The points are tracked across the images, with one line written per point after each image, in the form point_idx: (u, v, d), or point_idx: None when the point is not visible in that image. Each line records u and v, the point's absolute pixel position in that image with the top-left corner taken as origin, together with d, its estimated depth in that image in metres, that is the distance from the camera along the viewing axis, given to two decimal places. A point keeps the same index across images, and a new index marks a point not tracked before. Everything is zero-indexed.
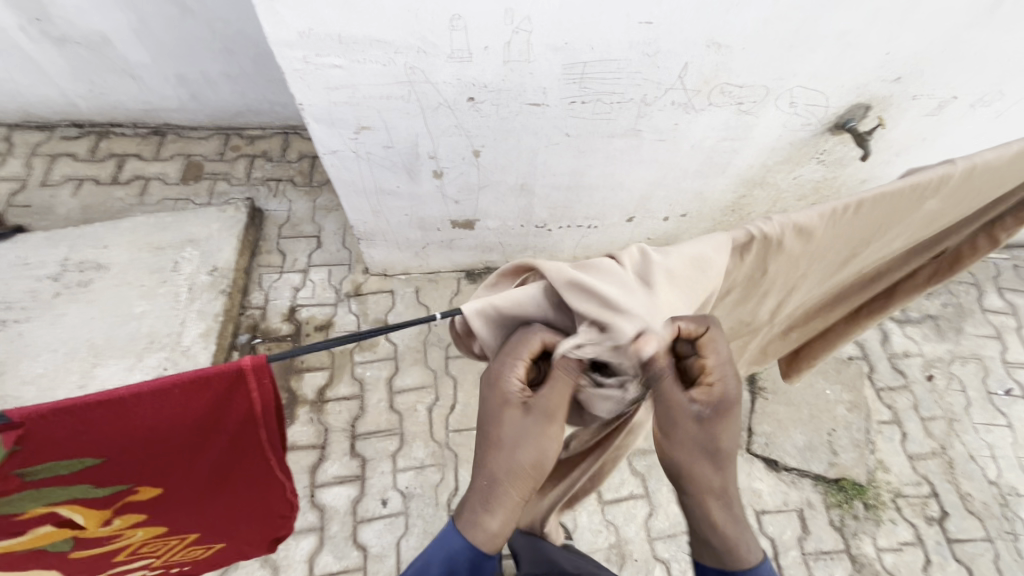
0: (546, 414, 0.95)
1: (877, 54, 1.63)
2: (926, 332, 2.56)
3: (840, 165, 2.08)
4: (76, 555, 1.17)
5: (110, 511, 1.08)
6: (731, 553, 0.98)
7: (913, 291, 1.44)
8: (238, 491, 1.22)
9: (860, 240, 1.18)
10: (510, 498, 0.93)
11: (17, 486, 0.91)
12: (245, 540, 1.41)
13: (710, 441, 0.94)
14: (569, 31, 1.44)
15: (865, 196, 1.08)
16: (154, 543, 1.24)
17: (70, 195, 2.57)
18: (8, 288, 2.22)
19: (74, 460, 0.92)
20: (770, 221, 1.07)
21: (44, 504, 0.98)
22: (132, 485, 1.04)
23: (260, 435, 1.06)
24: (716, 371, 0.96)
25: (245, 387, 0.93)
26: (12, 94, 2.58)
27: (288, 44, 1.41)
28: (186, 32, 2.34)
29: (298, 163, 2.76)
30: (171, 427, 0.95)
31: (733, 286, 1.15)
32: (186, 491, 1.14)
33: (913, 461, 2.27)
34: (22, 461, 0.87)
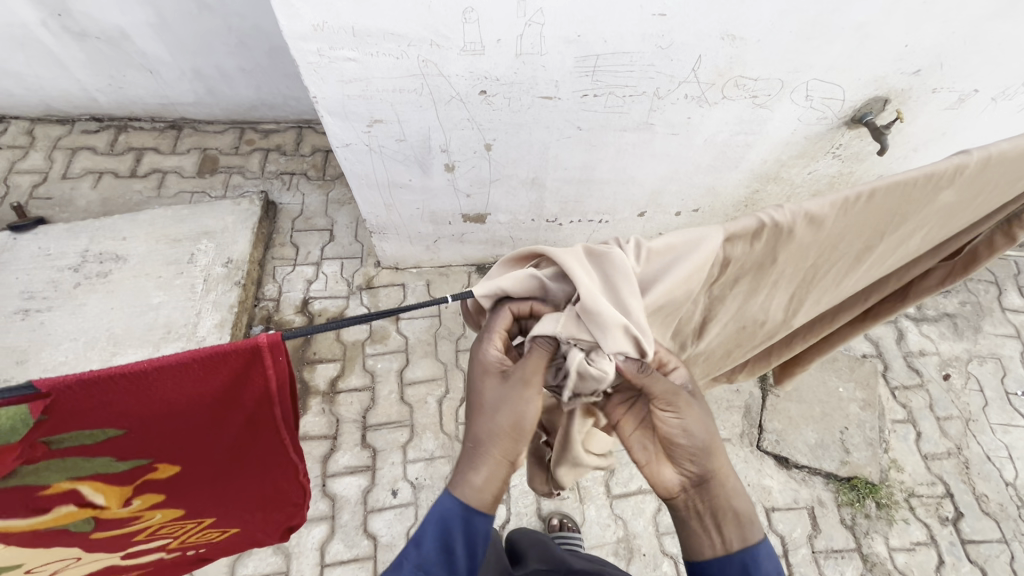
0: (523, 380, 0.95)
1: (896, 46, 1.60)
2: (943, 330, 2.52)
3: (857, 160, 2.05)
4: (98, 536, 1.19)
5: (130, 485, 1.11)
6: (748, 518, 0.98)
7: (930, 290, 1.44)
8: (252, 474, 1.25)
9: (872, 233, 1.17)
10: (492, 457, 0.94)
11: (41, 454, 0.93)
12: (260, 526, 1.44)
13: (713, 420, 0.99)
14: (582, 23, 1.43)
15: (876, 184, 1.07)
16: (171, 525, 1.28)
17: (90, 188, 2.62)
18: (31, 278, 2.27)
19: (97, 430, 0.95)
20: (781, 208, 1.06)
21: (68, 478, 1.02)
22: (151, 461, 1.07)
23: (274, 413, 1.07)
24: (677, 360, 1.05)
25: (261, 364, 0.95)
26: (34, 88, 2.64)
27: (303, 37, 1.42)
28: (203, 26, 2.37)
29: (312, 157, 2.79)
30: (189, 401, 0.97)
31: (743, 274, 1.14)
32: (203, 469, 1.16)
33: (928, 461, 2.24)
34: (48, 430, 0.89)
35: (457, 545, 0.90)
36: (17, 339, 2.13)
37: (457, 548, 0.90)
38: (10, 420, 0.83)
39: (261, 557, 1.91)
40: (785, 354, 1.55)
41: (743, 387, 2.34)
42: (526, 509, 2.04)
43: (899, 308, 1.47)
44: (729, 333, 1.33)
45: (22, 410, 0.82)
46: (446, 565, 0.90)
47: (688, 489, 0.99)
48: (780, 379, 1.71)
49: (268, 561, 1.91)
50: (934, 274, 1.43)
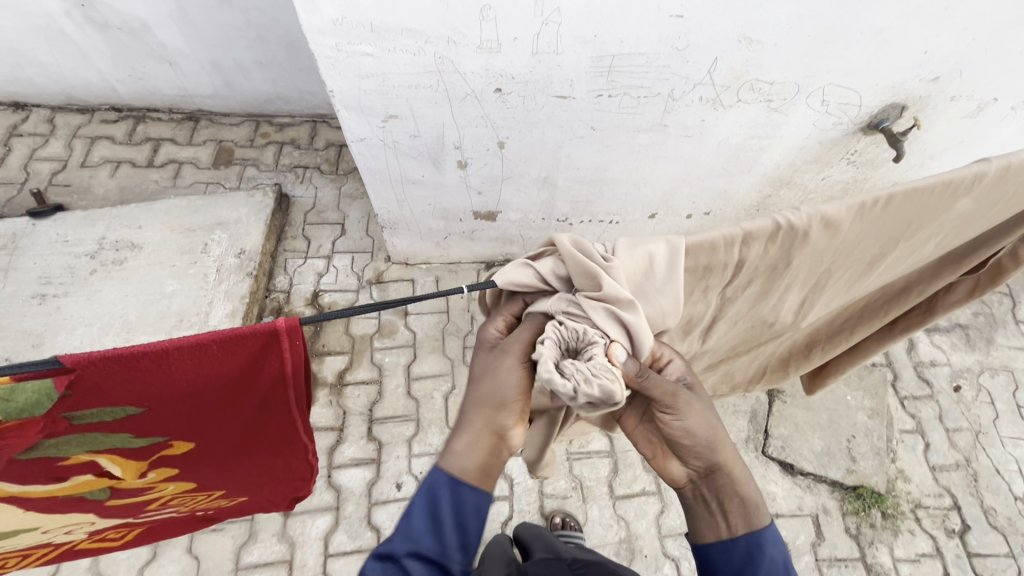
0: (500, 349, 0.97)
1: (915, 53, 1.58)
2: (955, 341, 2.50)
3: (871, 166, 2.04)
4: (113, 504, 1.22)
5: (147, 460, 1.12)
6: (754, 507, 0.99)
7: (949, 307, 1.44)
8: (264, 451, 1.26)
9: (887, 239, 1.16)
10: (474, 427, 0.93)
11: (63, 429, 0.96)
12: (266, 499, 1.46)
13: (713, 414, 1.00)
14: (599, 23, 1.43)
15: (894, 191, 1.06)
16: (183, 496, 1.30)
17: (107, 176, 2.66)
18: (49, 264, 2.31)
19: (117, 409, 0.97)
20: (798, 211, 1.05)
21: (87, 452, 1.04)
22: (167, 437, 1.08)
23: (287, 395, 1.09)
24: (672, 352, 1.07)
25: (278, 348, 0.97)
26: (56, 77, 2.69)
27: (321, 31, 1.44)
28: (223, 20, 2.39)
29: (325, 152, 2.81)
30: (207, 382, 0.99)
31: (756, 276, 1.14)
32: (216, 449, 1.18)
33: (936, 472, 2.22)
34: (70, 406, 0.92)
35: (445, 516, 0.89)
36: (33, 323, 2.17)
37: (444, 518, 0.89)
38: (36, 395, 0.86)
39: (265, 545, 1.94)
40: (803, 367, 1.55)
41: (750, 392, 2.33)
42: (528, 507, 2.05)
43: (927, 322, 1.46)
44: (738, 334, 1.33)
45: (47, 384, 0.85)
46: (435, 536, 0.89)
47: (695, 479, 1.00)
48: (811, 389, 1.69)
49: (273, 549, 1.93)
50: (959, 289, 1.42)
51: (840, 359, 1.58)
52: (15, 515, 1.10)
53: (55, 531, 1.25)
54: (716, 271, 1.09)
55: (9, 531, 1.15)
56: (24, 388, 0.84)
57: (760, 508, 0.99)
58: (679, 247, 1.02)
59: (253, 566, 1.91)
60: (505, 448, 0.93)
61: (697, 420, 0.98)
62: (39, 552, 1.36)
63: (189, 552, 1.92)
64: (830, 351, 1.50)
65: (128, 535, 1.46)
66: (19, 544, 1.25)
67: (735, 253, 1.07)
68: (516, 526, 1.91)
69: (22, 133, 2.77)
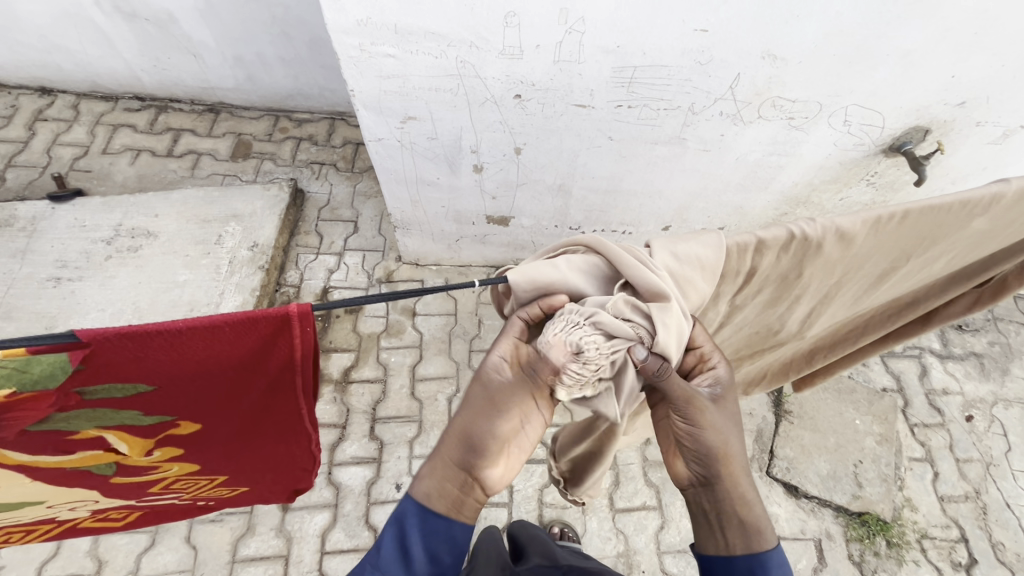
0: (483, 389, 0.94)
1: (941, 76, 1.56)
2: (968, 370, 2.45)
3: (891, 189, 2.01)
4: (118, 481, 1.22)
5: (153, 438, 1.12)
6: (755, 526, 0.96)
7: (953, 317, 1.39)
8: (267, 438, 1.27)
9: (900, 253, 1.13)
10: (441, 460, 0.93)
11: (75, 403, 0.96)
12: (267, 487, 1.46)
13: (730, 429, 0.98)
14: (622, 34, 1.43)
15: (910, 207, 1.04)
16: (186, 479, 1.30)
17: (128, 164, 2.69)
18: (66, 248, 2.35)
19: (127, 385, 0.97)
20: (812, 222, 1.04)
21: (96, 425, 1.04)
22: (175, 417, 1.08)
23: (295, 382, 1.09)
24: (713, 357, 1.02)
25: (289, 332, 0.97)
26: (83, 65, 2.74)
27: (345, 31, 1.45)
28: (248, 15, 2.42)
29: (342, 149, 2.83)
30: (218, 363, 0.99)
31: (766, 284, 1.12)
32: (221, 431, 1.18)
33: (944, 503, 2.18)
34: (82, 381, 0.92)
35: (413, 544, 0.89)
36: (47, 305, 2.20)
37: (411, 547, 0.89)
38: (52, 367, 0.86)
39: (262, 538, 1.94)
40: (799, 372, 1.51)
41: (757, 411, 2.29)
42: (528, 514, 2.04)
43: (924, 331, 1.42)
44: (741, 340, 1.31)
45: (63, 358, 0.86)
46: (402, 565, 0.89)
47: (695, 490, 0.98)
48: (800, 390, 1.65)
49: (270, 544, 1.93)
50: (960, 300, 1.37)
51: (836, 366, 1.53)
52: (23, 487, 1.11)
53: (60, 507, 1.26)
54: (728, 277, 1.06)
55: (14, 502, 1.15)
56: (40, 360, 0.85)
57: (761, 529, 0.96)
58: (718, 244, 1.02)
59: (250, 559, 1.91)
60: (474, 485, 0.92)
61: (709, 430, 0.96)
62: (42, 529, 1.37)
63: (187, 541, 1.93)
64: (830, 358, 1.45)
65: (130, 517, 1.48)
66: (21, 522, 1.26)
67: (747, 261, 1.05)
68: (512, 522, 1.92)
69: (46, 118, 2.82)
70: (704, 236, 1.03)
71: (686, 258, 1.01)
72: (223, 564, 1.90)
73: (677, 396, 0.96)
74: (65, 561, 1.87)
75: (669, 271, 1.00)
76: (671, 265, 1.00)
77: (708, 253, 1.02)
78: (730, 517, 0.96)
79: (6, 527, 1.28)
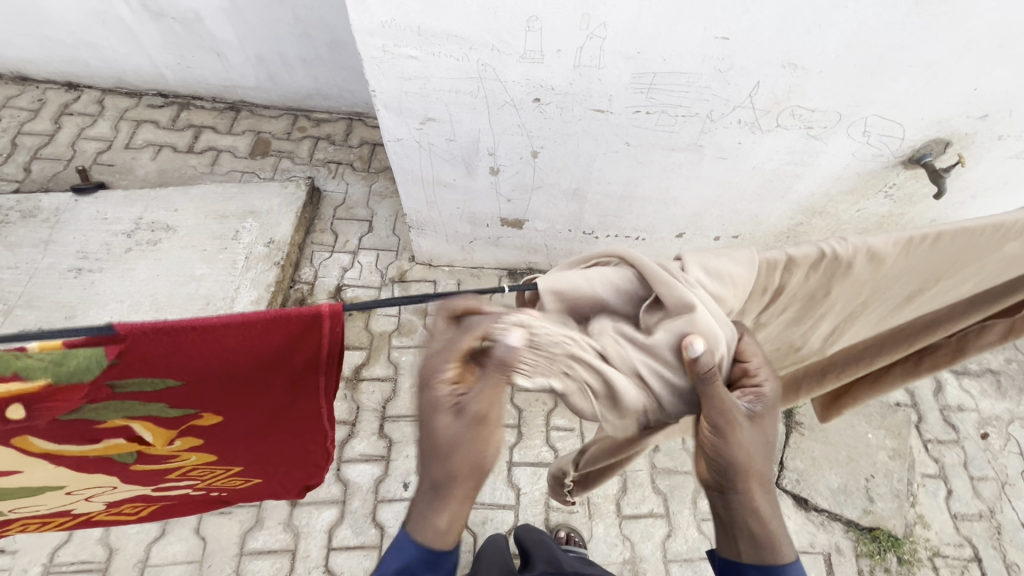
0: (480, 421, 0.93)
1: (963, 89, 1.56)
2: (984, 387, 2.42)
3: (909, 201, 1.99)
4: (137, 469, 1.24)
5: (177, 429, 1.14)
6: (771, 542, 0.95)
7: (984, 348, 1.30)
8: (284, 435, 1.28)
9: (928, 274, 1.12)
10: (448, 490, 0.97)
11: (105, 395, 0.98)
12: (279, 482, 1.47)
13: (761, 446, 0.94)
14: (643, 40, 1.44)
15: (944, 228, 1.05)
16: (202, 469, 1.31)
17: (149, 159, 2.74)
18: (87, 239, 2.39)
19: (157, 379, 0.98)
20: (844, 242, 1.05)
21: (123, 416, 1.05)
22: (199, 410, 1.09)
23: (318, 381, 1.11)
24: (760, 374, 0.96)
25: (318, 332, 0.99)
26: (110, 61, 2.80)
27: (370, 32, 1.47)
28: (272, 16, 2.47)
29: (359, 149, 2.86)
30: (246, 361, 1.00)
31: (793, 302, 1.11)
32: (241, 426, 1.19)
33: (957, 521, 2.14)
34: (115, 374, 0.94)
35: None
36: (67, 295, 2.24)
37: None
38: (88, 360, 0.90)
39: (270, 533, 1.96)
40: (813, 393, 1.42)
41: None
42: (534, 518, 2.04)
43: (954, 362, 1.32)
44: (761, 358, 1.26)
45: (99, 352, 0.89)
46: None
47: (713, 494, 0.97)
48: (824, 418, 1.56)
49: (277, 537, 1.95)
50: (992, 331, 1.29)
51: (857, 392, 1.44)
52: (47, 472, 1.13)
53: (78, 494, 1.28)
54: (756, 295, 1.06)
55: (36, 488, 1.18)
56: (77, 353, 0.89)
57: (778, 546, 0.95)
58: (749, 259, 1.02)
59: (258, 553, 1.92)
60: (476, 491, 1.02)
61: (738, 448, 0.91)
62: (58, 520, 1.40)
63: (196, 532, 1.94)
64: (846, 377, 1.37)
65: (143, 511, 1.50)
66: (41, 507, 1.28)
67: (777, 278, 1.05)
68: (518, 526, 1.93)
69: (72, 112, 2.88)
70: (735, 250, 1.03)
71: (718, 274, 0.99)
72: (230, 556, 1.91)
73: (716, 407, 0.90)
74: (77, 547, 1.90)
75: (703, 286, 0.98)
76: (703, 279, 0.99)
77: (740, 267, 1.01)
78: (748, 530, 0.96)
79: (26, 513, 1.30)
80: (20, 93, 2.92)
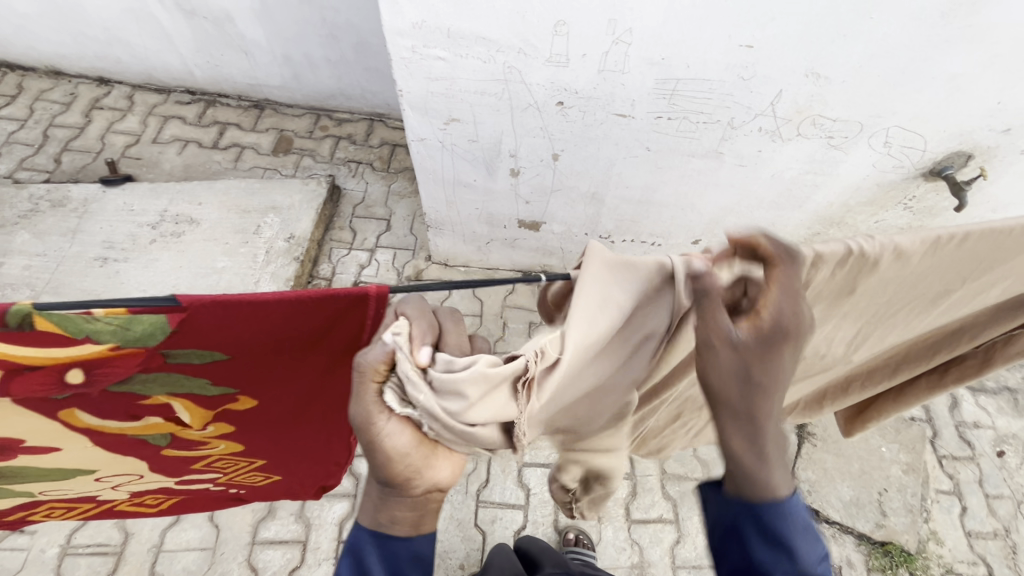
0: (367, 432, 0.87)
1: (987, 102, 1.56)
2: (1001, 405, 2.39)
3: (928, 213, 1.99)
4: (167, 454, 1.26)
5: (214, 410, 1.16)
6: (748, 477, 0.81)
7: (1013, 356, 1.27)
8: (311, 428, 1.30)
9: (954, 277, 1.11)
10: (384, 492, 0.91)
11: (158, 365, 1.00)
12: (299, 478, 1.50)
13: (744, 375, 0.77)
14: (668, 46, 1.46)
15: (973, 228, 1.03)
16: (227, 459, 1.34)
17: (175, 153, 2.80)
18: (114, 230, 2.45)
19: (207, 352, 1.00)
20: (872, 238, 1.02)
21: (166, 392, 1.08)
22: (238, 391, 1.13)
23: (353, 368, 1.14)
24: (767, 302, 0.79)
25: (360, 318, 1.01)
26: (142, 58, 2.88)
27: (400, 33, 1.51)
28: (301, 17, 2.53)
29: (379, 150, 2.90)
30: (289, 341, 1.03)
31: (817, 302, 1.09)
32: (273, 413, 1.22)
33: (971, 538, 2.12)
34: (171, 344, 0.96)
35: (372, 566, 0.90)
36: (93, 283, 2.30)
37: (371, 570, 0.90)
38: (151, 328, 0.91)
39: (282, 523, 1.98)
40: (837, 403, 1.45)
41: None
42: (543, 519, 2.04)
43: (983, 373, 1.30)
44: None
45: (161, 321, 0.90)
46: None
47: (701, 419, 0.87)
48: (847, 431, 1.57)
49: (289, 528, 1.97)
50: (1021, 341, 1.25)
51: (883, 401, 1.43)
52: (83, 451, 1.17)
53: (106, 481, 1.32)
54: None
55: (69, 470, 1.22)
56: (140, 321, 0.90)
57: (758, 484, 0.81)
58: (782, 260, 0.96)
59: (269, 542, 1.95)
60: (429, 495, 0.92)
61: (721, 375, 0.78)
62: (83, 507, 1.44)
63: (210, 520, 1.97)
64: (870, 389, 1.39)
65: (164, 502, 1.54)
66: (69, 491, 1.32)
67: (803, 275, 1.01)
68: (520, 537, 1.93)
69: (102, 107, 2.95)
70: None
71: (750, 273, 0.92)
72: (242, 545, 1.94)
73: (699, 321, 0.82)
74: (94, 530, 1.93)
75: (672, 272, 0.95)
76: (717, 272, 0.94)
77: None
78: (742, 469, 0.82)
79: (55, 498, 1.34)
80: (53, 87, 3.01)
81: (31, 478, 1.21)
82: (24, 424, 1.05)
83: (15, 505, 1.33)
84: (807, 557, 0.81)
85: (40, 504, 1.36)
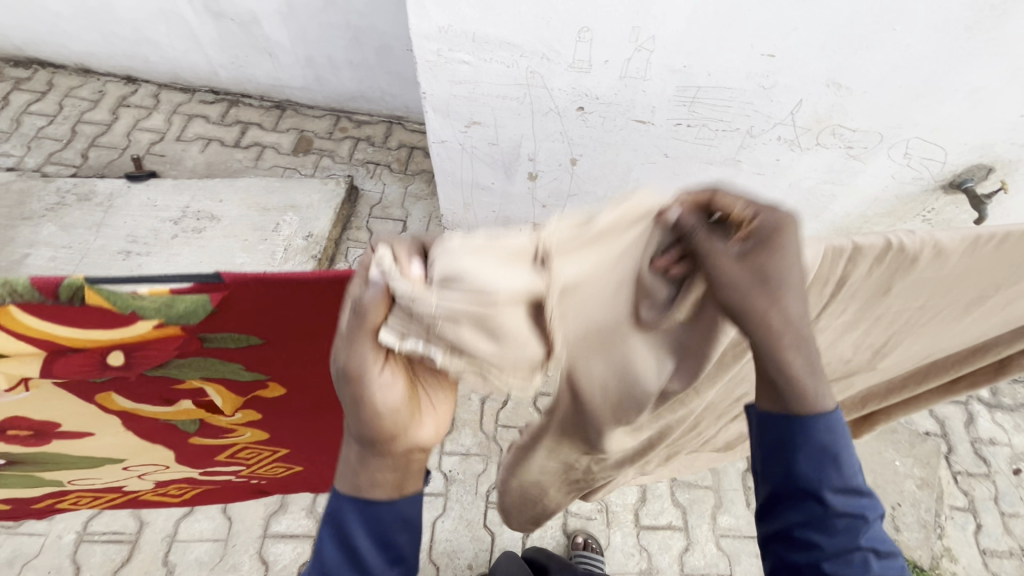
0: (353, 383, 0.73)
1: (1009, 116, 1.56)
2: (1018, 422, 2.36)
3: (947, 226, 1.98)
4: (195, 442, 1.29)
5: (244, 397, 1.19)
6: (798, 394, 0.80)
7: None
8: (335, 421, 1.32)
9: (991, 282, 1.08)
10: (366, 449, 0.80)
11: (194, 348, 1.02)
12: (320, 470, 1.53)
13: (764, 283, 0.74)
14: (690, 54, 1.48)
15: (1015, 227, 1.00)
16: (251, 448, 1.37)
17: (198, 151, 2.86)
18: (137, 224, 2.50)
19: (243, 335, 1.03)
20: (911, 232, 0.99)
21: (201, 377, 1.10)
22: (269, 377, 1.15)
23: None
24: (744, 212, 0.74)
25: None
26: (169, 58, 2.95)
27: (426, 36, 1.55)
28: (326, 21, 2.60)
29: (397, 152, 2.94)
30: (322, 327, 1.06)
31: (851, 301, 1.08)
32: (300, 402, 1.25)
33: (986, 556, 2.08)
34: (209, 326, 0.97)
35: (356, 536, 0.82)
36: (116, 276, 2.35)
37: (354, 537, 0.81)
38: (194, 307, 0.92)
39: (293, 518, 2.00)
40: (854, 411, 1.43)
41: None
42: (551, 522, 2.05)
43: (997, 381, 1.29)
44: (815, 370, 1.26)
45: (203, 299, 0.92)
46: (352, 563, 0.82)
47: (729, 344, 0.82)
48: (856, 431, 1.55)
49: (300, 523, 1.99)
50: None
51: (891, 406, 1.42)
52: (116, 437, 1.21)
53: (132, 470, 1.35)
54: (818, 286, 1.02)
55: (98, 457, 1.26)
56: (183, 300, 0.91)
57: (807, 399, 0.81)
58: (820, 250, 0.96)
59: (281, 536, 1.96)
60: (415, 455, 0.82)
61: (733, 288, 0.74)
62: (110, 496, 1.48)
63: (223, 511, 2.00)
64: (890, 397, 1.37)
65: (186, 494, 1.57)
66: (98, 479, 1.35)
67: (839, 268, 1.00)
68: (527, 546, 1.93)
69: (129, 104, 3.02)
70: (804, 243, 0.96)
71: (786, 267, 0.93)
72: (254, 538, 1.96)
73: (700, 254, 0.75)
74: (110, 518, 1.97)
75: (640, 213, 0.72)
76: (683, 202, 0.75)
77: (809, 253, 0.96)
78: (790, 382, 0.80)
79: (82, 487, 1.38)
80: (82, 85, 3.09)
81: (62, 466, 1.25)
82: (61, 409, 1.09)
83: (46, 494, 1.37)
84: (848, 473, 0.83)
85: (69, 493, 1.40)
